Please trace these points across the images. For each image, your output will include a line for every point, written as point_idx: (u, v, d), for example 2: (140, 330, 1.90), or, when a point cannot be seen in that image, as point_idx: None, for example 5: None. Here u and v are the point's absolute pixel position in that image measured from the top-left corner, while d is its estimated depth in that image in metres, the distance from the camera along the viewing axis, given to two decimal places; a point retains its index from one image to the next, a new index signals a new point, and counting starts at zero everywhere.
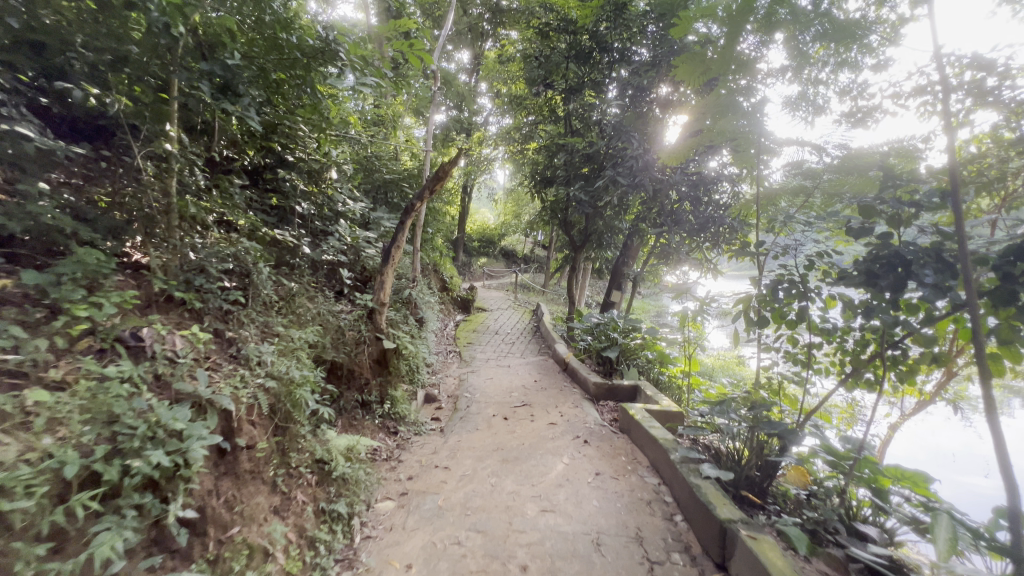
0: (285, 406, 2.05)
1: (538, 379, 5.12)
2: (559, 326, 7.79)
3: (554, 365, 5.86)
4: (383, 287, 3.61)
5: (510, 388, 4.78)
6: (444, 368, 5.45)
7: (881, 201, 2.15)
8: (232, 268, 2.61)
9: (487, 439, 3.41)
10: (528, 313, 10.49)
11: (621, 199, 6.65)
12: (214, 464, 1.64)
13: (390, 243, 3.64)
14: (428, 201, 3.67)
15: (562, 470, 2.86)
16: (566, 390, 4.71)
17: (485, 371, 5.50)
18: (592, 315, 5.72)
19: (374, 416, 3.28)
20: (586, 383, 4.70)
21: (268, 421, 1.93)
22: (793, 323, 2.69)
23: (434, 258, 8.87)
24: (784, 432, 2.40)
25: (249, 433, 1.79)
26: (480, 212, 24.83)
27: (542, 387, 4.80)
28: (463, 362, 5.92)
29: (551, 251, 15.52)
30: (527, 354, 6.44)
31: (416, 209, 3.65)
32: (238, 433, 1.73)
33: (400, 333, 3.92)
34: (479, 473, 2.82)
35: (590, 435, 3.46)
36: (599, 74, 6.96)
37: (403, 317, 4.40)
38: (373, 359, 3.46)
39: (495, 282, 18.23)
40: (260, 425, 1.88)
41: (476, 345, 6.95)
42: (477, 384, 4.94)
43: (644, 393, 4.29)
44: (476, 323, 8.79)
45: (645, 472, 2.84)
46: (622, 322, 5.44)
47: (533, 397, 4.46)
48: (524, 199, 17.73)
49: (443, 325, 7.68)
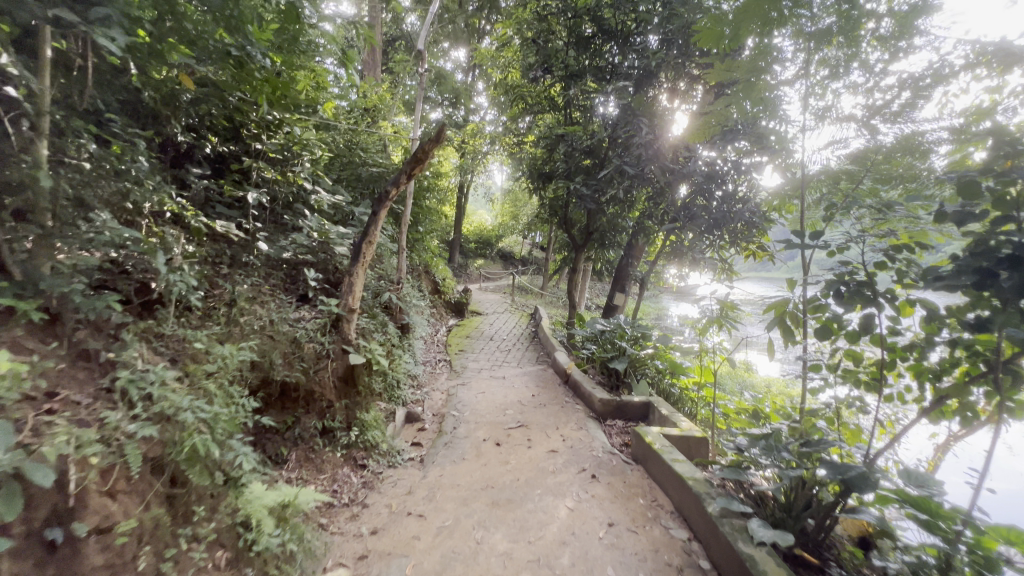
0: (175, 461, 1.54)
1: (536, 394, 4.56)
2: (558, 331, 7.24)
3: (554, 376, 5.29)
4: (351, 290, 3.04)
5: (504, 405, 4.22)
6: (431, 380, 4.90)
7: (996, 174, 1.59)
8: (144, 268, 2.04)
9: (475, 473, 2.85)
10: (526, 317, 9.93)
11: (626, 194, 6.10)
12: (38, 569, 1.11)
13: (360, 239, 3.07)
14: (406, 187, 3.09)
15: (566, 520, 2.31)
16: (568, 407, 4.15)
17: (477, 384, 4.94)
18: (596, 321, 5.15)
19: (338, 447, 2.74)
20: (590, 399, 4.15)
21: (145, 486, 1.44)
22: (856, 335, 2.14)
23: (425, 259, 8.32)
24: (858, 479, 1.84)
25: (103, 511, 1.29)
26: (477, 212, 24.25)
27: (540, 403, 4.24)
28: (454, 373, 5.36)
29: (550, 252, 14.93)
30: (524, 363, 5.88)
31: (392, 198, 3.07)
32: (79, 515, 1.22)
33: (375, 345, 3.36)
34: (462, 523, 2.27)
35: (598, 468, 2.90)
36: (602, 59, 6.39)
37: (381, 324, 3.84)
38: (338, 376, 2.89)
39: (492, 284, 17.66)
40: (128, 495, 1.38)
41: (469, 353, 6.39)
42: (468, 399, 4.38)
43: (658, 412, 3.73)
44: (470, 328, 8.24)
45: (669, 522, 2.29)
46: (630, 329, 4.87)
47: (530, 417, 3.88)
48: (522, 198, 17.16)
49: (433, 331, 7.11)
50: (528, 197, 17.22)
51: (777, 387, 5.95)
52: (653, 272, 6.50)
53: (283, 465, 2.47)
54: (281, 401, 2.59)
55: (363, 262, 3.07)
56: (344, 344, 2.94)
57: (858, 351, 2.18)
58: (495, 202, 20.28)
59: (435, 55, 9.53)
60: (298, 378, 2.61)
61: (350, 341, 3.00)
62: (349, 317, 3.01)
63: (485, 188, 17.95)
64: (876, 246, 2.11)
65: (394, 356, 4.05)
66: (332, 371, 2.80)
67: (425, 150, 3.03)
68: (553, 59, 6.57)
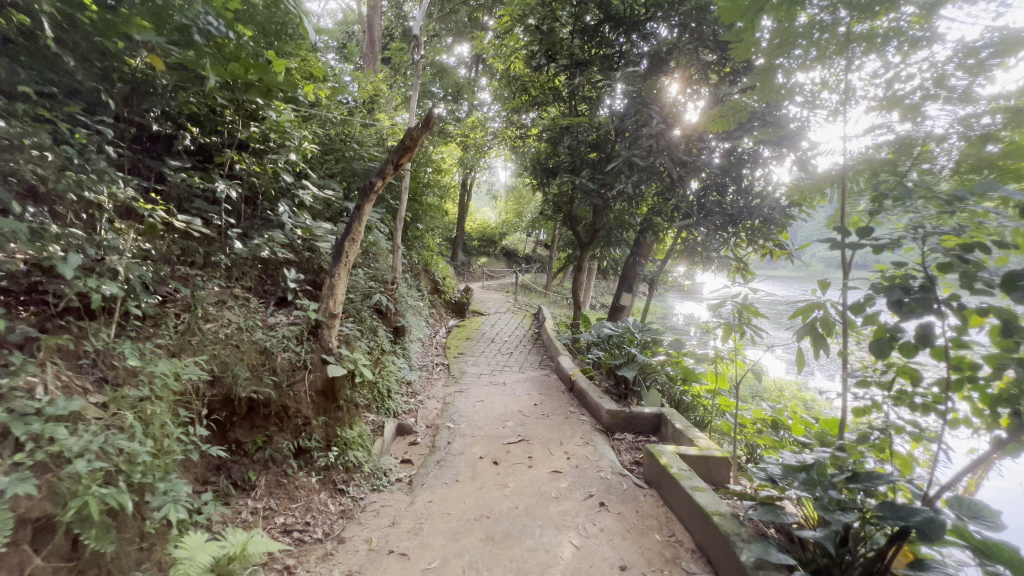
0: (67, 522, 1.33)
1: (539, 402, 4.25)
2: (562, 334, 6.93)
3: (558, 382, 4.99)
4: (333, 293, 2.75)
5: (504, 415, 3.92)
6: (427, 387, 4.62)
7: None
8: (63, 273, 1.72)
9: (470, 498, 2.55)
10: (529, 317, 9.63)
11: (634, 189, 5.77)
12: None
13: (342, 235, 2.77)
14: (393, 178, 2.77)
15: (572, 562, 2.02)
16: (573, 418, 3.83)
17: (476, 390, 4.64)
18: (603, 325, 4.81)
19: (315, 469, 2.45)
20: (596, 410, 3.83)
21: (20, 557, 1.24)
22: (912, 349, 1.80)
23: (424, 257, 8.02)
24: (925, 526, 1.50)
25: None
26: (480, 210, 23.93)
27: (542, 413, 3.93)
28: (452, 379, 5.06)
29: (554, 250, 14.57)
30: (526, 368, 5.56)
31: (378, 189, 2.76)
32: None
33: (362, 351, 3.06)
34: (450, 566, 1.99)
35: (606, 493, 2.60)
36: (610, 47, 6.04)
37: (369, 329, 3.54)
38: (318, 389, 2.60)
39: (495, 282, 17.34)
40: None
41: (468, 356, 6.09)
42: (465, 408, 4.08)
43: (671, 426, 3.42)
44: (470, 329, 7.95)
45: (688, 564, 1.99)
46: (639, 333, 4.53)
47: (531, 430, 3.58)
48: (526, 195, 16.86)
49: (432, 333, 6.81)
50: (532, 194, 16.87)
51: (792, 394, 5.64)
52: (662, 272, 6.16)
53: (251, 491, 2.20)
54: (250, 419, 2.31)
55: (346, 262, 2.77)
56: (324, 353, 2.64)
57: (916, 368, 1.85)
58: (499, 199, 19.93)
59: (436, 46, 9.19)
60: (269, 392, 2.32)
61: (331, 350, 2.70)
62: (330, 322, 2.71)
63: (488, 185, 17.61)
64: (937, 246, 1.78)
65: (385, 363, 3.77)
66: (309, 384, 2.50)
67: (414, 136, 2.71)
68: (556, 47, 6.19)
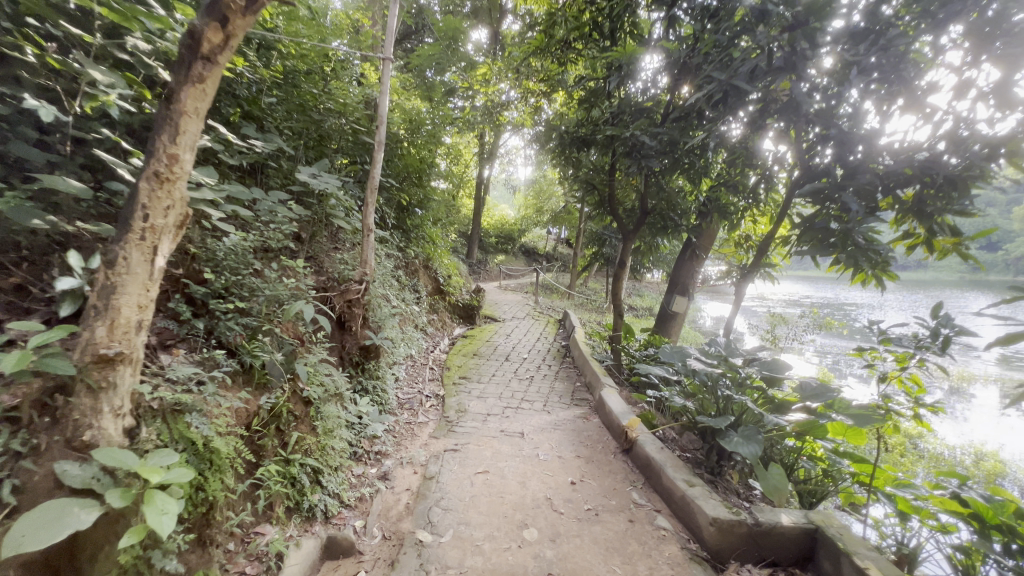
0: None
1: (579, 480, 2.61)
2: (599, 351, 5.25)
3: (601, 430, 3.34)
4: (109, 309, 1.13)
5: (520, 509, 2.28)
6: (402, 441, 3.04)
7: None
8: None
9: None
10: (553, 324, 7.99)
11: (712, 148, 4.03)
12: None
13: (137, 170, 1.16)
14: (247, 19, 1.20)
15: None
16: (641, 524, 2.18)
17: (477, 449, 3.00)
18: (692, 354, 2.84)
19: None
20: (684, 508, 2.17)
21: None
22: None
23: (424, 250, 6.50)
24: None
25: None
26: (499, 204, 22.28)
27: (586, 510, 2.28)
28: (444, 423, 3.47)
29: (579, 248, 12.86)
30: (551, 403, 3.93)
31: (216, 55, 1.19)
32: None
33: (227, 422, 1.47)
34: None
35: None
36: None
37: (274, 363, 1.95)
38: (23, 562, 0.96)
39: (513, 282, 15.73)
40: None
41: (472, 382, 4.47)
42: (457, 492, 2.44)
43: (854, 565, 1.74)
44: (479, 340, 6.35)
45: None
46: (753, 371, 2.62)
47: (573, 558, 1.93)
48: (550, 184, 15.12)
49: (427, 347, 5.23)
50: (554, 185, 15.28)
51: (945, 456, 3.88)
52: (752, 268, 3.70)
53: None
54: None
55: (152, 229, 1.18)
56: (62, 462, 1.03)
57: None
58: (521, 193, 18.22)
59: None
60: None
61: (90, 447, 1.09)
62: (95, 378, 1.10)
63: (507, 174, 15.92)
64: None
65: (314, 420, 2.18)
66: None
67: None
68: None
